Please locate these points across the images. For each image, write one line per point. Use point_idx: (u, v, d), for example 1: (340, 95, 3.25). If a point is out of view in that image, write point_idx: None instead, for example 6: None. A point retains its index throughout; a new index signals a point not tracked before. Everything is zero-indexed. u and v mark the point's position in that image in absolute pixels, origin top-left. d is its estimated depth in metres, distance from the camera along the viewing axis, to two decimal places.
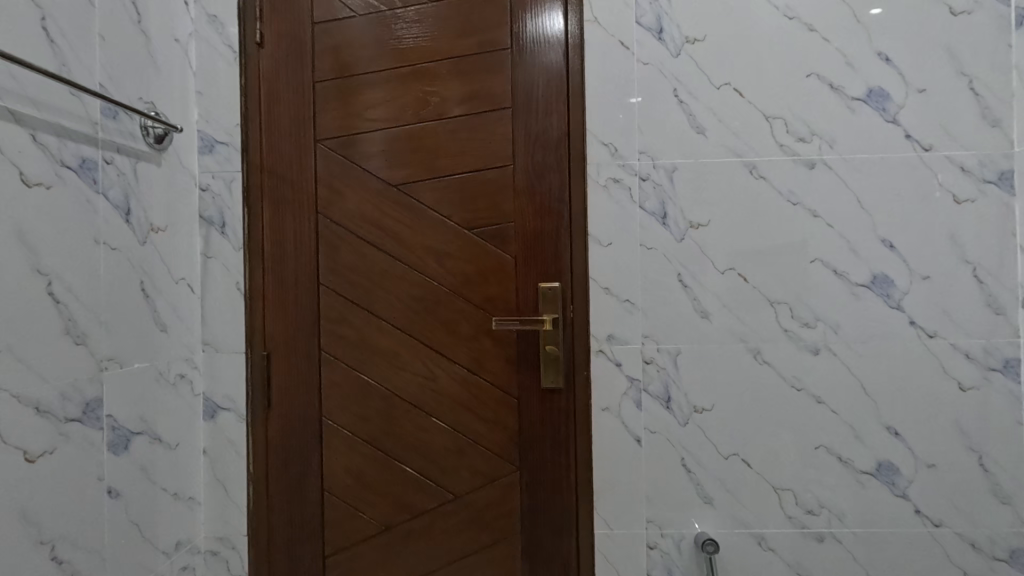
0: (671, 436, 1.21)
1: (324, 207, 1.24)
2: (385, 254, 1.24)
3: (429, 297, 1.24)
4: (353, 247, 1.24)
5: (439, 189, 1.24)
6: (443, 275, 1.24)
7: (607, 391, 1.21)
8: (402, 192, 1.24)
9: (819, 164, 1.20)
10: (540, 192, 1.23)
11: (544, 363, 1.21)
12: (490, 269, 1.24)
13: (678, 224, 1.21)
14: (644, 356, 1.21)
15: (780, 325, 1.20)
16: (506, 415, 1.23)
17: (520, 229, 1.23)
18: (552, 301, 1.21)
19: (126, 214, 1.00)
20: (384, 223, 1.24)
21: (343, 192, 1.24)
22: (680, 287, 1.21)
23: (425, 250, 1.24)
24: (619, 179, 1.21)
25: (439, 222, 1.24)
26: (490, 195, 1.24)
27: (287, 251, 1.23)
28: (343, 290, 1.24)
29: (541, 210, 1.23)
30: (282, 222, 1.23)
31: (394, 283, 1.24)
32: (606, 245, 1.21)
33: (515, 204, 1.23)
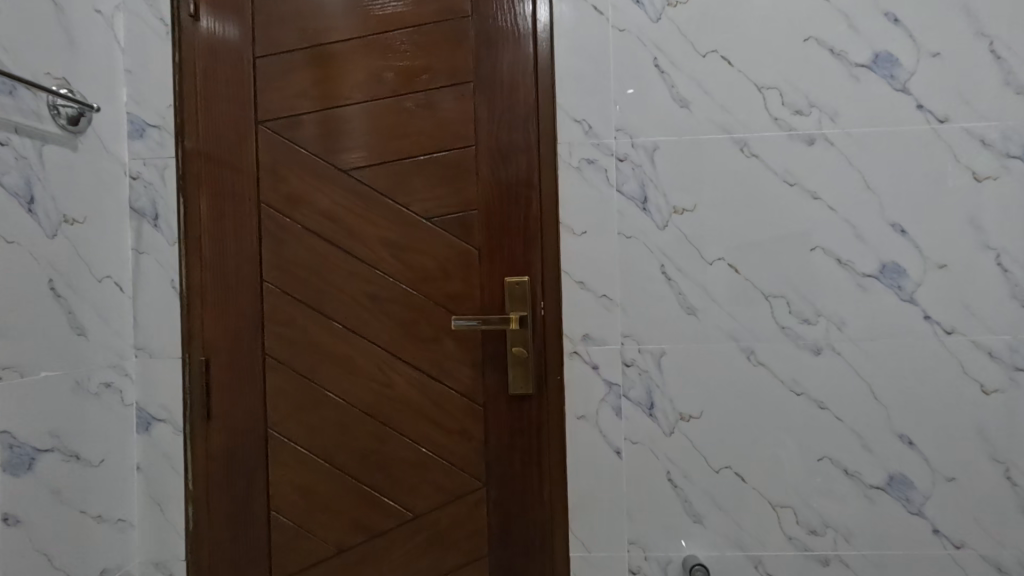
0: (656, 448, 1.07)
1: (268, 197, 1.12)
2: (336, 247, 1.12)
3: (385, 295, 1.12)
4: (301, 241, 1.12)
5: (394, 175, 1.12)
6: (400, 271, 1.12)
7: (583, 397, 1.08)
8: (354, 179, 1.12)
9: (819, 139, 1.06)
10: (506, 176, 1.10)
11: (511, 366, 1.09)
12: (452, 263, 1.11)
13: (660, 210, 1.08)
14: (624, 358, 1.08)
15: (778, 322, 1.06)
16: (471, 425, 1.10)
17: (484, 218, 1.11)
18: (520, 298, 1.09)
19: (28, 203, 0.91)
20: (334, 212, 1.12)
21: (288, 180, 1.12)
22: (664, 281, 1.08)
23: (380, 242, 1.12)
24: (594, 161, 1.08)
25: (394, 210, 1.12)
26: (450, 179, 1.11)
27: (227, 246, 1.12)
28: (289, 287, 1.12)
29: (508, 197, 1.10)
30: (221, 213, 1.12)
31: (346, 280, 1.12)
32: (580, 234, 1.08)
33: (479, 190, 1.11)
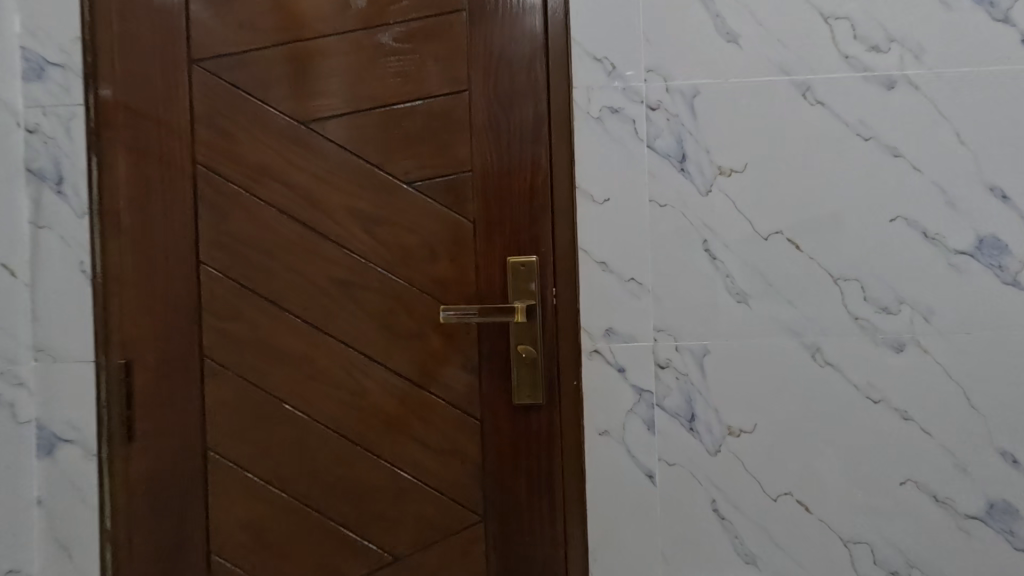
0: (697, 470, 0.86)
1: (206, 156, 0.89)
2: (293, 220, 0.89)
3: (356, 280, 0.89)
4: (247, 213, 0.89)
5: (366, 129, 0.89)
6: (374, 249, 0.89)
7: (605, 408, 0.86)
8: (315, 134, 0.89)
9: (900, 83, 0.85)
10: (507, 129, 0.87)
11: (516, 369, 0.86)
12: (440, 240, 0.89)
13: (702, 172, 0.85)
14: (657, 358, 0.85)
15: (849, 312, 0.85)
16: (464, 444, 0.88)
17: (481, 182, 0.88)
18: (527, 282, 0.87)
19: None
20: (291, 176, 0.89)
21: (232, 135, 0.89)
22: (709, 261, 0.85)
23: (348, 213, 0.89)
24: (619, 109, 0.86)
25: (367, 173, 0.89)
26: (437, 134, 0.88)
27: (154, 218, 0.88)
28: (234, 271, 0.89)
29: (510, 156, 0.87)
30: (146, 177, 0.88)
31: (306, 262, 0.89)
32: (601, 202, 0.86)
33: (474, 146, 0.88)
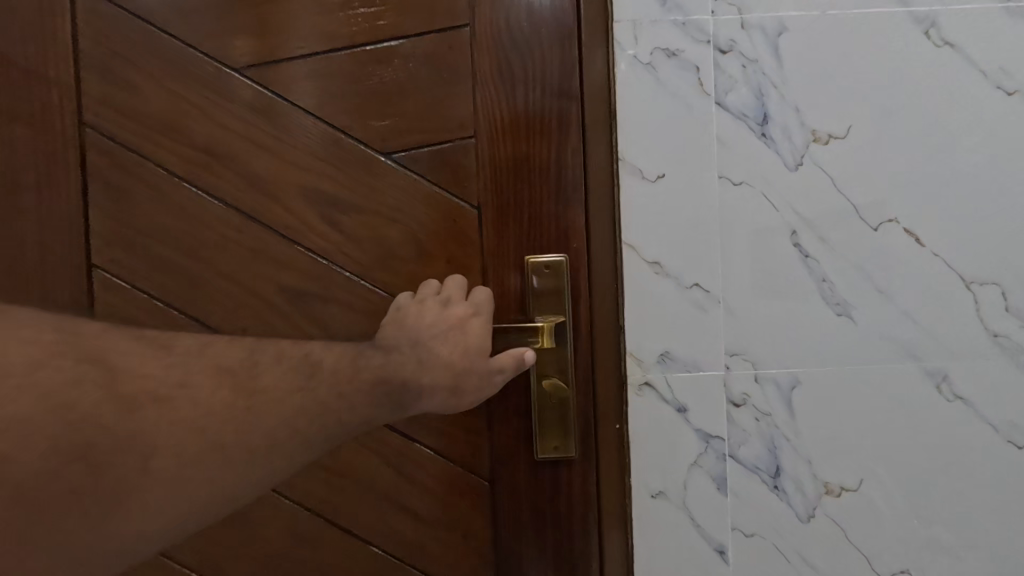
0: (783, 543, 0.64)
1: (99, 118, 0.63)
2: (226, 207, 0.64)
3: (315, 289, 0.65)
4: (161, 196, 0.64)
5: (325, 77, 0.64)
6: (340, 246, 0.64)
7: (659, 461, 0.63)
8: (255, 86, 0.64)
9: None
10: (523, 80, 0.63)
11: (539, 411, 0.64)
12: (432, 233, 0.65)
13: (790, 138, 0.63)
14: (730, 394, 0.63)
15: (986, 328, 0.63)
16: (468, 511, 0.65)
17: (487, 153, 0.64)
18: (553, 291, 0.64)
19: None
20: (222, 146, 0.64)
21: (137, 87, 0.63)
22: (799, 259, 0.63)
23: (304, 197, 0.64)
24: (677, 52, 0.62)
25: (329, 142, 0.64)
26: (425, 85, 0.63)
27: (25, 206, 0.63)
28: (142, 279, 0.64)
29: (527, 117, 0.64)
30: (12, 146, 0.63)
31: (244, 265, 0.64)
32: (653, 180, 0.63)
33: (477, 103, 0.63)
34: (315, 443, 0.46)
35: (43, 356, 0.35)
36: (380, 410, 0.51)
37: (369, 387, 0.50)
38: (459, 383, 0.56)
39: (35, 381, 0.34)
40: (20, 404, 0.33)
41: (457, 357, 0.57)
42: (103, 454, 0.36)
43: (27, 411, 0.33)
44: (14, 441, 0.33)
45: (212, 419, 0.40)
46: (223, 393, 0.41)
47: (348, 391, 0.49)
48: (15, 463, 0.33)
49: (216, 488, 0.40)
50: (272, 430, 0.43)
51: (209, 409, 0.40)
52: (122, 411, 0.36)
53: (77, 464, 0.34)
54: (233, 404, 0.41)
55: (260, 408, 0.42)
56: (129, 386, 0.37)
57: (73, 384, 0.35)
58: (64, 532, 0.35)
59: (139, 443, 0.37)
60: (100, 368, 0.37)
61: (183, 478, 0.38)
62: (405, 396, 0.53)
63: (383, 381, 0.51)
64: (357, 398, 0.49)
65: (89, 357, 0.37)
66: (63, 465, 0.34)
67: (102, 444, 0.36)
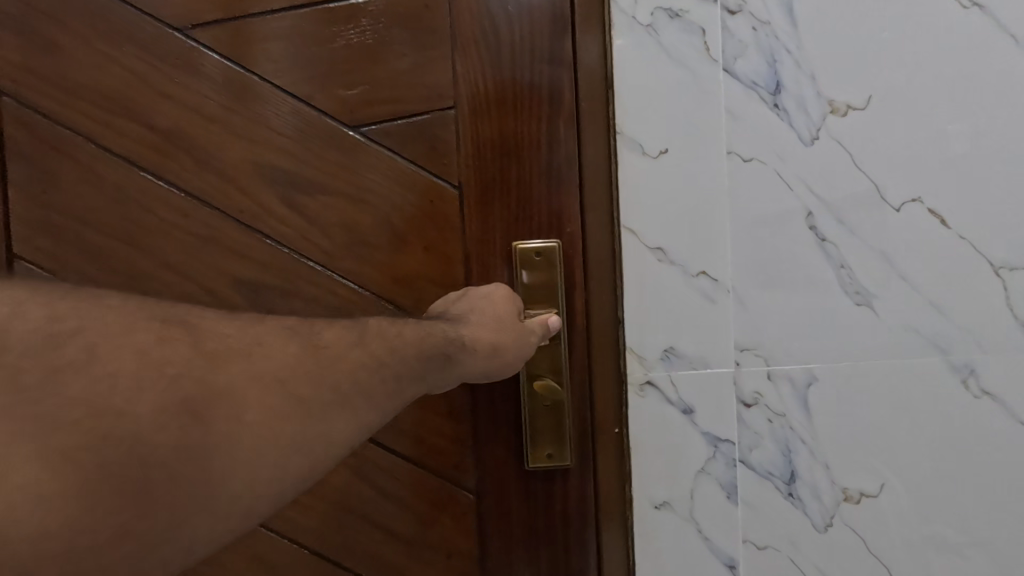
0: (798, 555, 0.58)
1: (19, 85, 0.57)
2: (171, 188, 0.58)
3: (275, 282, 0.58)
4: (94, 176, 0.57)
5: (283, 39, 0.56)
6: (304, 231, 0.57)
7: (663, 468, 0.57)
8: (201, 49, 0.56)
9: None
10: (508, 42, 0.56)
11: (530, 415, 0.57)
12: (408, 217, 0.57)
13: (805, 109, 0.57)
14: (740, 393, 0.57)
15: (1015, 317, 0.58)
16: (451, 529, 0.59)
17: (470, 125, 0.57)
18: (544, 280, 0.57)
19: None
20: (166, 118, 0.57)
21: (62, 48, 0.56)
22: (815, 244, 0.57)
23: (263, 177, 0.57)
24: (680, 13, 0.56)
25: (288, 114, 0.57)
26: (396, 47, 0.56)
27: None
28: (70, 272, 0.58)
29: (513, 84, 0.57)
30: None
31: (194, 256, 0.58)
32: (655, 156, 0.56)
33: (457, 68, 0.56)
34: (389, 401, 0.42)
35: (130, 317, 0.33)
36: (434, 366, 0.46)
37: (414, 341, 0.44)
38: (499, 344, 0.50)
39: (124, 340, 0.32)
40: (117, 363, 0.31)
41: (494, 317, 0.52)
42: (200, 403, 0.32)
43: (126, 369, 0.31)
44: (121, 396, 0.30)
45: (292, 371, 0.36)
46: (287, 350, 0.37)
47: (403, 346, 0.43)
48: (123, 417, 0.30)
49: (308, 450, 0.36)
50: (342, 384, 0.39)
51: (287, 361, 0.37)
52: (211, 365, 0.34)
53: (181, 414, 0.31)
54: (303, 357, 0.37)
55: (329, 361, 0.38)
56: (213, 341, 0.35)
57: (159, 343, 0.33)
58: (175, 496, 0.30)
59: (230, 397, 0.33)
60: (185, 329, 0.34)
61: (275, 435, 0.35)
62: (450, 355, 0.47)
63: (427, 336, 0.46)
64: (411, 352, 0.44)
65: (174, 319, 0.34)
66: (169, 419, 0.31)
67: (201, 395, 0.32)
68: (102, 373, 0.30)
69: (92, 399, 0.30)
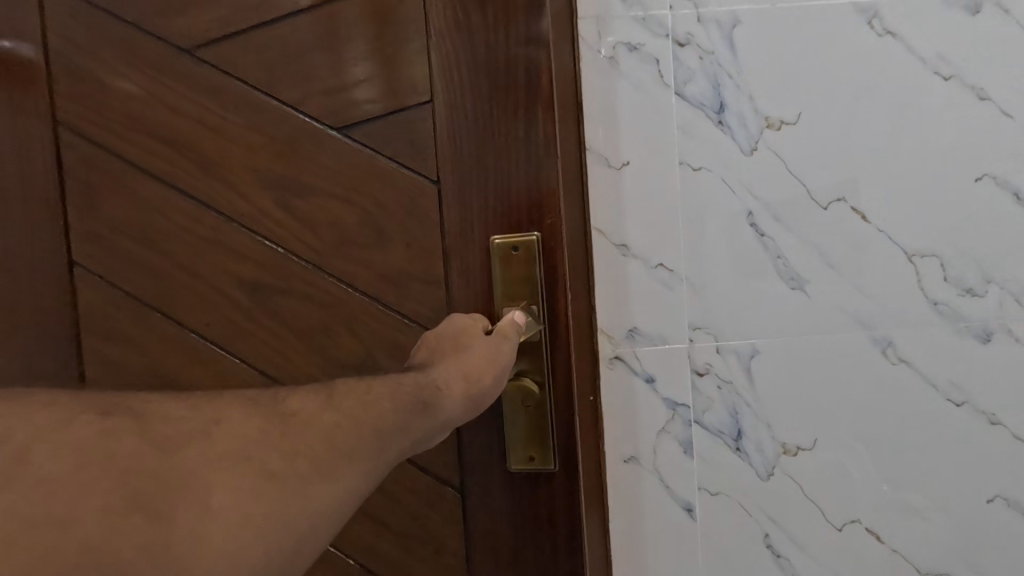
0: (748, 500, 0.69)
1: (69, 114, 0.70)
2: (185, 198, 0.70)
3: (273, 281, 0.70)
4: (131, 193, 0.70)
5: (290, 68, 0.67)
6: (300, 232, 0.69)
7: (631, 430, 0.69)
8: (217, 73, 0.68)
9: (988, 6, 0.67)
10: (480, 55, 0.65)
11: (512, 423, 0.67)
12: (390, 216, 0.68)
13: (745, 125, 0.67)
14: (694, 364, 0.68)
15: (928, 297, 0.68)
16: (438, 523, 0.69)
17: (449, 125, 0.66)
18: (521, 275, 0.66)
19: None
20: (191, 140, 0.69)
21: (101, 81, 0.69)
22: (753, 238, 0.68)
23: (265, 187, 0.69)
24: (638, 46, 0.66)
25: (285, 128, 0.68)
26: (382, 68, 0.66)
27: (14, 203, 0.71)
28: (113, 273, 0.71)
29: (490, 82, 0.65)
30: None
31: (211, 258, 0.70)
32: (618, 168, 0.67)
33: (437, 73, 0.65)
34: (371, 466, 0.41)
35: (68, 412, 0.32)
36: (416, 416, 0.47)
37: (386, 394, 0.46)
38: (472, 373, 0.56)
39: (64, 438, 0.30)
40: (53, 464, 0.29)
41: (472, 342, 0.60)
42: (154, 498, 0.30)
43: (64, 468, 0.29)
44: (62, 502, 0.28)
45: (261, 446, 0.35)
46: (255, 425, 0.36)
47: (378, 400, 0.45)
48: (67, 527, 0.28)
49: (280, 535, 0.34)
50: (321, 455, 0.38)
51: (248, 435, 0.36)
52: (166, 452, 0.32)
53: (135, 511, 0.29)
54: (272, 432, 0.37)
55: (305, 429, 0.38)
56: (161, 424, 0.34)
57: (102, 433, 0.31)
58: None
59: (194, 487, 0.32)
60: (129, 417, 0.33)
61: (240, 523, 0.32)
62: (428, 401, 0.49)
63: (404, 386, 0.49)
64: (388, 406, 0.45)
65: (114, 409, 0.33)
66: (118, 520, 0.29)
67: (157, 489, 0.31)
68: (40, 476, 0.29)
69: (27, 509, 0.28)
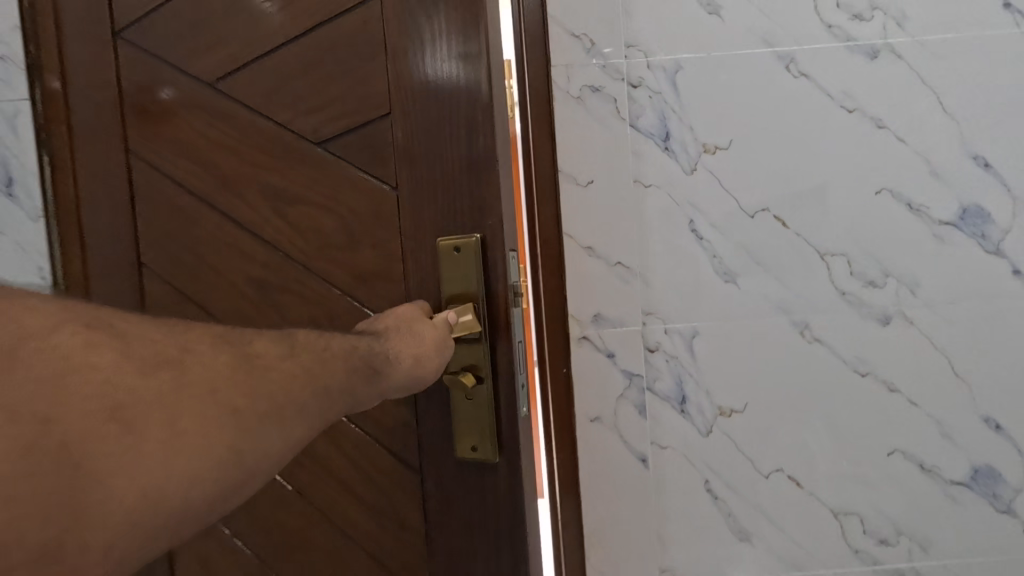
0: (692, 452, 0.86)
1: (133, 139, 0.85)
2: (208, 206, 0.84)
3: (277, 280, 0.81)
4: (175, 206, 0.85)
5: (285, 97, 0.78)
6: (294, 238, 0.80)
7: (596, 395, 0.85)
8: (235, 104, 0.81)
9: (884, 51, 0.83)
10: (434, 83, 0.72)
11: (460, 411, 0.72)
12: (361, 221, 0.76)
13: (686, 149, 0.83)
14: (646, 342, 0.85)
15: (837, 287, 0.84)
16: (402, 501, 0.77)
17: (404, 138, 0.74)
18: (464, 270, 0.71)
19: (8, 186, 0.92)
20: (215, 161, 0.82)
21: (157, 113, 0.84)
22: (692, 240, 0.84)
23: (268, 200, 0.81)
24: (600, 88, 0.83)
25: (282, 149, 0.79)
26: (358, 93, 0.75)
27: (90, 213, 0.86)
28: (168, 272, 0.86)
29: (438, 98, 0.72)
30: (77, 161, 0.86)
31: (230, 260, 0.83)
32: (585, 185, 0.84)
33: (394, 91, 0.73)
34: (318, 414, 0.51)
35: (52, 319, 0.36)
36: (362, 379, 0.57)
37: (340, 355, 0.55)
38: (419, 355, 0.65)
39: (51, 341, 0.35)
40: (39, 365, 0.34)
41: (417, 326, 0.67)
42: (128, 410, 0.37)
43: (47, 371, 0.34)
44: (45, 401, 0.34)
45: (226, 380, 0.43)
46: (223, 362, 0.44)
47: (329, 358, 0.54)
48: (48, 423, 0.33)
49: (220, 469, 0.41)
50: (278, 394, 0.47)
51: (219, 371, 0.43)
52: (140, 372, 0.39)
53: (113, 418, 0.36)
54: (238, 368, 0.45)
55: (263, 372, 0.46)
56: (140, 345, 0.40)
57: (86, 345, 0.37)
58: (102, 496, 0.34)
59: (166, 404, 0.39)
60: (108, 332, 0.39)
61: (192, 441, 0.39)
62: (377, 369, 0.59)
63: (352, 351, 0.57)
64: (336, 366, 0.54)
65: (97, 324, 0.38)
66: (98, 423, 0.35)
67: (130, 404, 0.37)
68: (26, 376, 0.34)
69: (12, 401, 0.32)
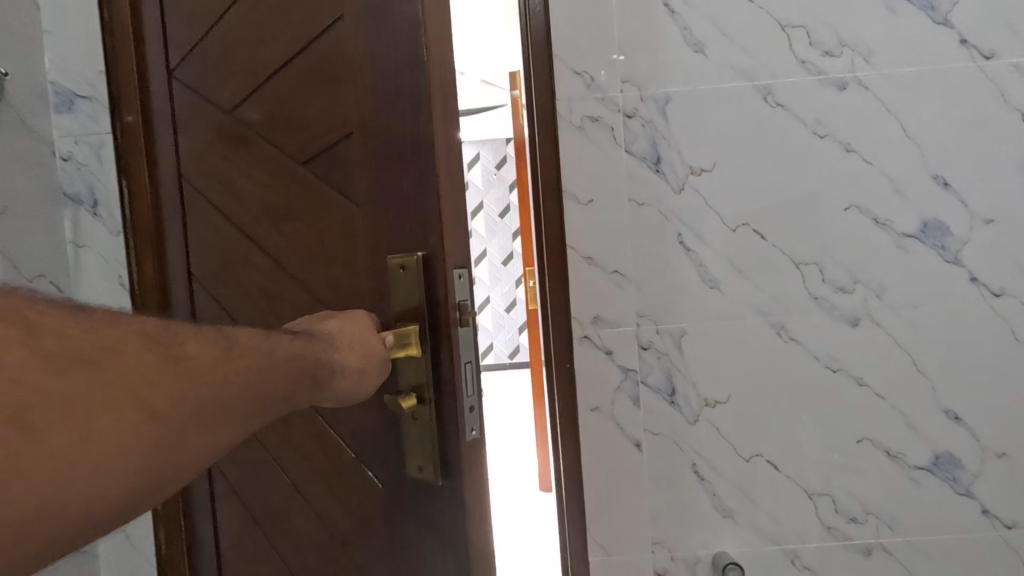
0: (680, 438, 0.97)
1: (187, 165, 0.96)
2: (230, 222, 0.91)
3: (277, 290, 0.86)
4: (214, 222, 0.94)
5: (279, 120, 0.81)
6: (289, 251, 0.83)
7: (595, 388, 0.97)
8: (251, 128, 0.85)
9: (852, 83, 0.93)
10: (385, 97, 0.66)
11: (405, 429, 0.69)
12: (332, 236, 0.76)
13: (675, 171, 0.95)
14: (640, 341, 0.96)
15: (810, 293, 0.95)
16: (367, 502, 0.78)
17: (361, 153, 0.71)
18: (411, 288, 0.67)
19: (91, 205, 1.06)
20: (231, 179, 0.90)
21: (199, 142, 0.94)
22: (680, 251, 0.95)
23: (267, 216, 0.85)
24: (599, 118, 0.95)
25: (274, 168, 0.83)
26: (326, 113, 0.74)
27: (168, 230, 1.01)
28: (212, 280, 0.97)
29: (388, 108, 0.67)
30: (155, 185, 1.02)
31: (249, 272, 0.90)
32: (585, 203, 0.95)
33: (354, 106, 0.70)
34: (253, 416, 0.47)
35: None
36: (305, 385, 0.54)
37: (280, 362, 0.51)
38: (366, 364, 0.62)
39: None
40: None
41: (366, 337, 0.63)
42: (27, 412, 0.31)
43: None
44: None
45: (150, 377, 0.38)
46: (144, 358, 0.38)
47: (270, 363, 0.50)
48: None
49: (131, 472, 0.35)
50: (211, 396, 0.42)
51: (142, 367, 0.37)
52: (50, 369, 0.32)
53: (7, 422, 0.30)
54: (163, 365, 0.39)
55: (194, 371, 0.41)
56: (54, 341, 0.33)
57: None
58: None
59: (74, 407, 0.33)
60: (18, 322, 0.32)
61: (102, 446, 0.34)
62: (320, 378, 0.56)
63: (296, 357, 0.53)
64: (277, 372, 0.50)
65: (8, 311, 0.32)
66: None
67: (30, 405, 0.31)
68: None
69: None
